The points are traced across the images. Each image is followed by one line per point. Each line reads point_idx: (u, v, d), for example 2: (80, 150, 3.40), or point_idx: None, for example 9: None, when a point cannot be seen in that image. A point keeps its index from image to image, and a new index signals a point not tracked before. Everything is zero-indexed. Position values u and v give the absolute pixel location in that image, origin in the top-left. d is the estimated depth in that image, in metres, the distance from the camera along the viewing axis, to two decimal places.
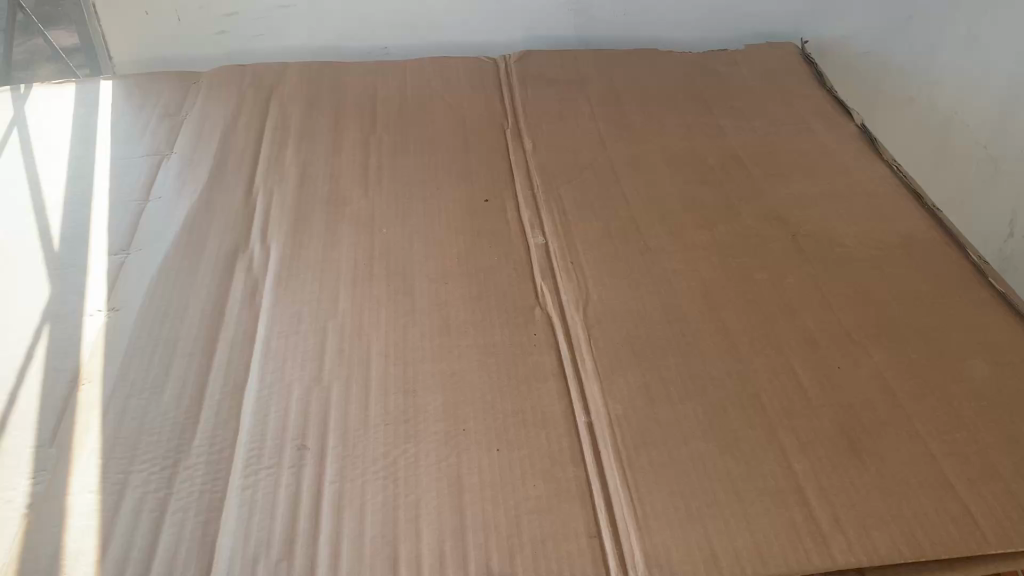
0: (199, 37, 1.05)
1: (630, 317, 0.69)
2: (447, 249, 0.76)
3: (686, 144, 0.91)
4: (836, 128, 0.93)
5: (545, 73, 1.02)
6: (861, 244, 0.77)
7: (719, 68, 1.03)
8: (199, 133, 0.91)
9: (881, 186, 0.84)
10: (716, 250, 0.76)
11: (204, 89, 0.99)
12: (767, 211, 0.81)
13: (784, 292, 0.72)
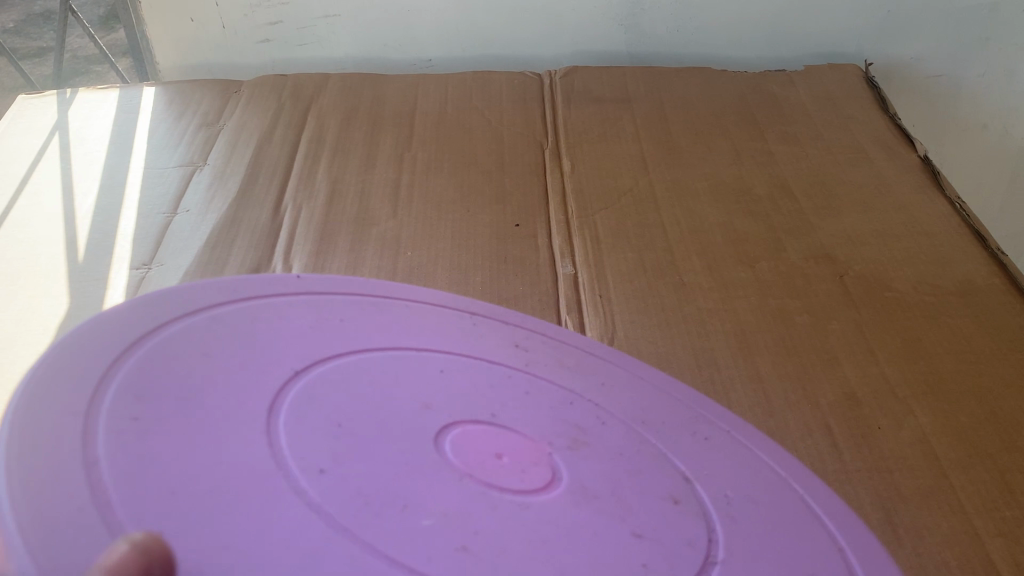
0: (243, 46, 1.05)
1: (657, 360, 0.65)
2: (471, 277, 0.74)
3: (733, 170, 0.86)
4: (896, 158, 0.87)
5: (591, 90, 0.98)
6: (913, 289, 0.71)
7: (774, 89, 0.98)
8: (233, 144, 0.90)
9: (941, 225, 0.78)
10: (756, 289, 0.72)
11: (244, 98, 0.98)
12: (814, 248, 0.76)
13: (826, 340, 0.67)
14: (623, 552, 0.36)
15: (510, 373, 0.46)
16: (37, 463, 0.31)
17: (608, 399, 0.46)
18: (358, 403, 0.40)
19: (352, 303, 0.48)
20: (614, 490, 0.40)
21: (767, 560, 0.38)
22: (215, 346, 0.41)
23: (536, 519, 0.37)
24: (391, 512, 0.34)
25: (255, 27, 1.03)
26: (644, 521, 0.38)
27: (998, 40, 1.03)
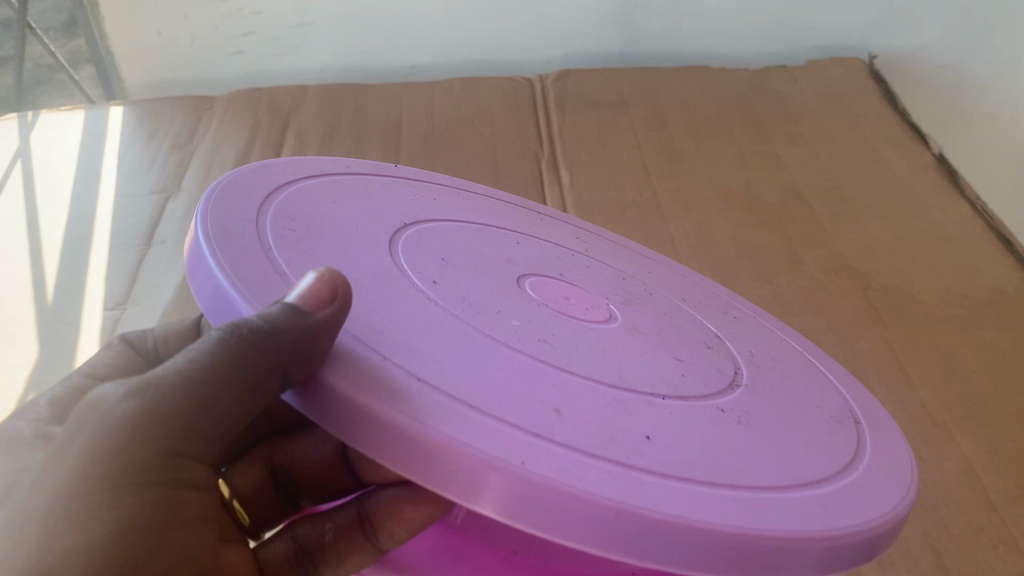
0: (214, 59, 0.99)
1: None
2: None
3: (741, 175, 0.82)
4: (909, 157, 0.84)
5: (585, 95, 0.93)
6: (942, 300, 0.67)
7: (777, 86, 0.95)
8: (209, 167, 0.85)
9: (965, 229, 0.74)
10: (777, 307, 0.67)
11: (218, 116, 0.93)
12: (834, 259, 0.71)
13: (856, 361, 0.62)
14: (690, 357, 0.39)
15: (584, 245, 0.50)
16: (232, 229, 0.32)
17: (668, 273, 0.51)
18: (468, 232, 0.43)
19: (451, 176, 0.51)
20: (677, 322, 0.43)
21: (806, 390, 0.41)
22: (333, 181, 0.41)
23: (617, 326, 0.39)
24: (500, 301, 0.36)
25: (227, 39, 0.97)
26: (702, 340, 0.42)
27: (1005, 27, 0.99)
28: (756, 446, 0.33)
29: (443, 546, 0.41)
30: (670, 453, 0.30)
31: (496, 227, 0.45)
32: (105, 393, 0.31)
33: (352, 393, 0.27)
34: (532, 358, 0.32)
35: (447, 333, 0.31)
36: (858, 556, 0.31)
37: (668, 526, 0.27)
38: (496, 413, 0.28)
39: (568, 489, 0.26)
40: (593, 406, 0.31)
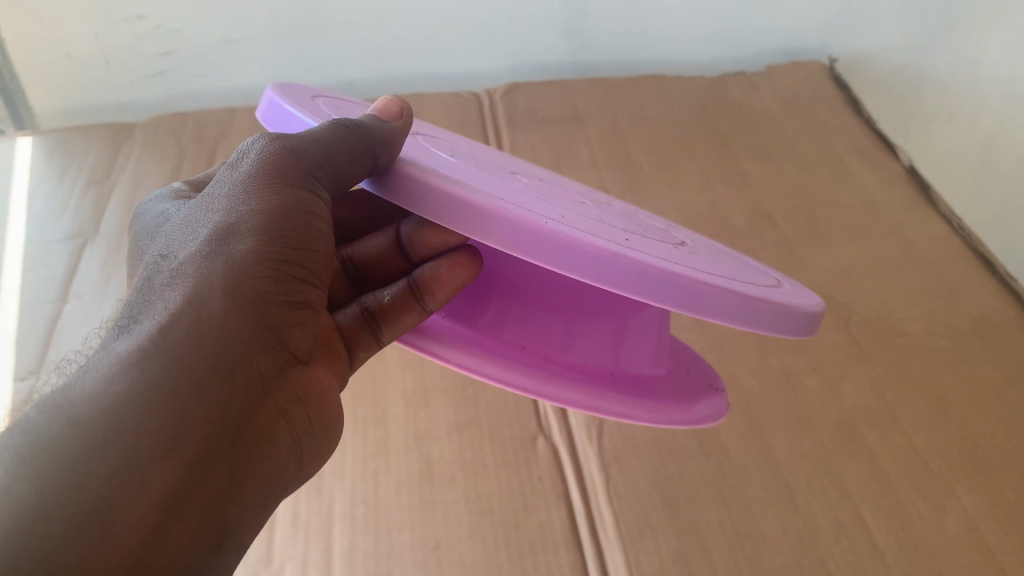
0: (131, 82, 0.91)
1: (657, 450, 0.56)
2: (426, 357, 0.63)
3: (706, 196, 0.78)
4: (878, 169, 0.80)
5: (535, 109, 0.88)
6: (926, 331, 0.63)
7: (736, 95, 0.91)
8: (130, 207, 0.78)
9: (942, 248, 0.71)
10: (755, 346, 0.63)
11: (138, 147, 0.85)
12: (810, 288, 0.67)
13: (842, 405, 0.58)
14: (655, 228, 0.46)
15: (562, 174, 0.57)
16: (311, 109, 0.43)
17: None
18: (468, 150, 0.50)
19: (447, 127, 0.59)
20: (639, 216, 0.51)
21: (744, 262, 0.48)
22: (364, 110, 0.52)
23: (595, 203, 0.47)
24: (505, 176, 0.44)
25: (145, 59, 0.89)
26: (662, 226, 0.50)
27: (964, 26, 0.96)
28: (706, 262, 0.40)
29: (476, 342, 0.45)
30: (651, 251, 0.37)
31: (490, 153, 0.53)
32: (252, 143, 0.38)
33: (410, 172, 0.34)
34: (536, 197, 0.39)
35: (468, 173, 0.38)
36: (799, 329, 0.37)
37: (657, 270, 0.33)
38: (518, 205, 0.34)
39: (578, 239, 0.32)
40: (588, 223, 0.38)
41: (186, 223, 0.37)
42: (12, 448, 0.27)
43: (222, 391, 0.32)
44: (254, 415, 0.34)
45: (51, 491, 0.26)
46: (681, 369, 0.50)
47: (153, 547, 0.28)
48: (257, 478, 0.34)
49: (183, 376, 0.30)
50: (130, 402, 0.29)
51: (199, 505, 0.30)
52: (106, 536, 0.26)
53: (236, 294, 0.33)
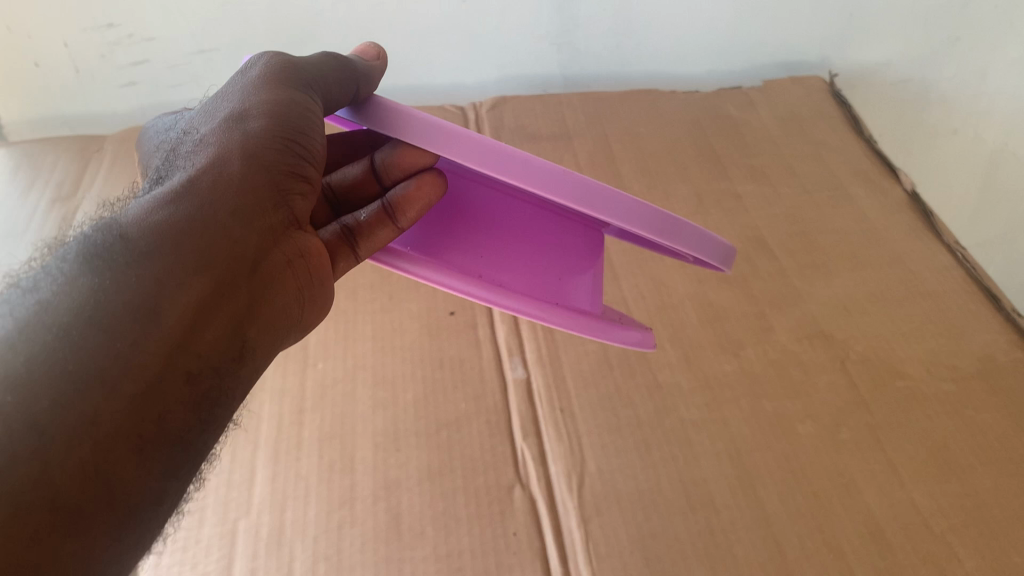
0: (103, 92, 0.88)
1: (640, 503, 0.52)
2: (398, 396, 0.59)
3: (698, 220, 0.74)
4: (879, 193, 0.77)
5: (522, 124, 0.84)
6: (927, 373, 0.60)
7: (732, 112, 0.87)
8: None
9: (944, 281, 0.67)
10: (746, 387, 0.59)
11: (108, 161, 0.82)
12: (805, 325, 0.64)
13: (838, 455, 0.55)
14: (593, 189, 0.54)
15: None
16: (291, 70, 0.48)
17: None
18: None
19: None
20: None
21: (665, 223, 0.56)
22: None
23: None
24: None
25: (117, 68, 0.86)
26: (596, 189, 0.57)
27: (970, 41, 0.92)
28: None
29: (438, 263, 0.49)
30: None
31: None
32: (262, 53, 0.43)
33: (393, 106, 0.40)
34: None
35: None
36: (722, 259, 0.45)
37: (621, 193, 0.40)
38: None
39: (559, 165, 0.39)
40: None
41: (214, 105, 0.42)
42: (66, 260, 0.33)
43: (237, 237, 0.37)
44: (263, 264, 0.39)
45: (98, 292, 0.32)
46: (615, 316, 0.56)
47: (187, 344, 0.34)
48: (264, 320, 0.40)
49: (209, 219, 0.36)
50: (168, 232, 0.35)
51: (218, 328, 0.36)
52: (146, 330, 0.32)
53: (250, 166, 0.39)
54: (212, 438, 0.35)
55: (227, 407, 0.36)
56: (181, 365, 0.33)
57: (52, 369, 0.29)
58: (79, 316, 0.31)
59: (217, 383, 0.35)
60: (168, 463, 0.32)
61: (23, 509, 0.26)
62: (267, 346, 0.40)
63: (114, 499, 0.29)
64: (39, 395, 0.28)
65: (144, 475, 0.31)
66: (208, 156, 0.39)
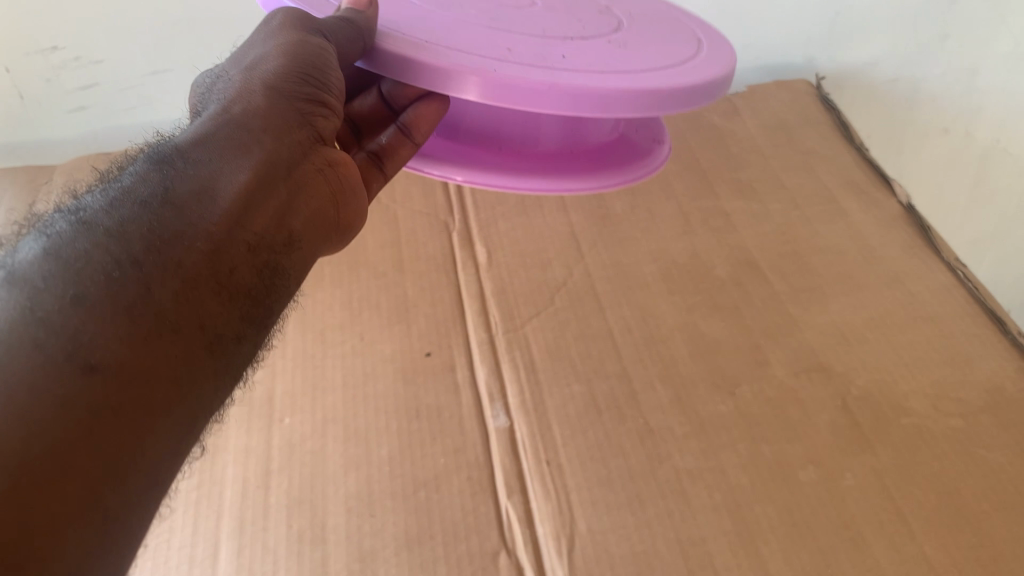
0: (50, 119, 0.82)
1: (635, 568, 0.48)
2: (372, 452, 0.56)
3: (685, 241, 0.71)
4: (873, 206, 0.73)
5: None
6: (935, 408, 0.56)
7: (716, 122, 0.84)
8: None
9: (946, 303, 0.64)
10: (744, 430, 0.56)
11: (58, 193, 0.77)
12: (802, 356, 0.60)
13: (844, 505, 0.51)
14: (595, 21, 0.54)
15: None
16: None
17: None
18: None
19: None
20: None
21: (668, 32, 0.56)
22: None
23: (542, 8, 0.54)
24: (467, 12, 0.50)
25: (65, 93, 0.80)
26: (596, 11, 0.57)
27: (960, 38, 0.88)
28: (632, 57, 0.49)
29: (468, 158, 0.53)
30: (586, 61, 0.46)
31: None
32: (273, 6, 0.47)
33: (387, 46, 0.43)
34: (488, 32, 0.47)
35: (436, 28, 0.46)
36: (708, 98, 0.47)
37: (602, 90, 0.42)
38: (490, 61, 0.43)
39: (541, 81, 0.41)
40: (529, 47, 0.47)
41: (244, 47, 0.46)
42: (136, 166, 0.39)
43: (275, 142, 0.42)
44: (302, 172, 0.44)
45: (164, 177, 0.37)
46: (632, 138, 0.58)
47: (244, 222, 0.38)
48: (308, 220, 0.44)
49: (251, 125, 0.41)
50: (218, 137, 0.40)
51: (268, 211, 0.40)
52: (207, 203, 0.37)
53: (273, 96, 0.43)
54: (277, 303, 0.41)
55: (284, 283, 0.41)
56: (243, 237, 0.38)
57: (145, 225, 0.35)
58: (158, 191, 0.36)
59: (275, 257, 0.41)
60: (245, 312, 0.37)
61: (123, 328, 0.31)
62: (308, 243, 0.44)
63: (206, 325, 0.34)
64: (123, 248, 0.33)
65: (228, 312, 0.36)
66: (237, 90, 0.43)
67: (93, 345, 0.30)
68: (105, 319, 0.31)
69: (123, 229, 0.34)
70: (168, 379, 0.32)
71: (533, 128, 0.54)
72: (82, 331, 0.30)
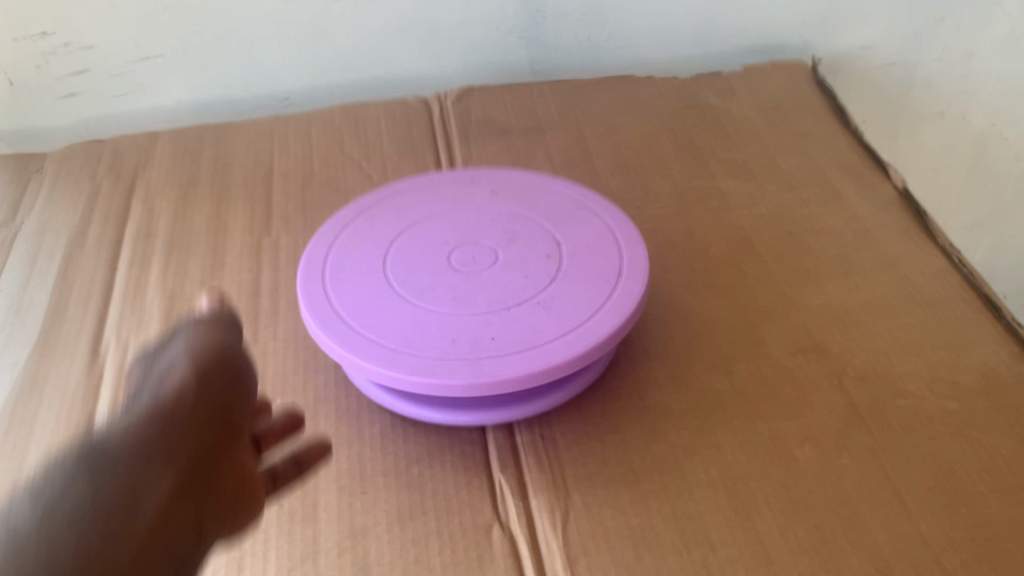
0: (40, 106, 0.81)
1: (629, 539, 0.48)
2: (365, 432, 0.55)
3: (681, 220, 0.70)
4: (869, 188, 0.73)
5: (494, 122, 0.81)
6: (931, 390, 0.56)
7: (711, 103, 0.83)
8: (35, 256, 0.69)
9: (941, 288, 0.63)
10: (739, 409, 0.55)
11: (49, 181, 0.77)
12: (798, 336, 0.60)
13: (839, 484, 0.51)
14: (547, 321, 0.54)
15: (488, 216, 0.64)
16: None
17: (552, 214, 0.63)
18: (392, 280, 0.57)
19: (388, 211, 0.65)
20: (542, 273, 0.57)
21: (616, 298, 0.55)
22: None
23: (499, 316, 0.54)
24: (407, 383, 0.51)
25: (56, 80, 0.80)
26: (559, 289, 0.56)
27: (957, 19, 0.89)
28: None
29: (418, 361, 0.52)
30: None
31: (418, 253, 0.60)
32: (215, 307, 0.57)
33: None
34: None
35: None
36: None
37: None
38: None
39: None
40: None
41: (180, 336, 0.54)
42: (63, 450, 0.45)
43: (203, 382, 0.49)
44: (224, 393, 0.50)
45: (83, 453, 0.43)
46: (594, 278, 0.56)
47: (163, 470, 0.45)
48: (231, 392, 0.50)
49: (186, 389, 0.49)
50: (149, 417, 0.47)
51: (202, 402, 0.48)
52: (125, 465, 0.43)
53: (202, 362, 0.50)
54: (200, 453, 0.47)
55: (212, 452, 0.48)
56: (165, 477, 0.45)
57: (72, 489, 0.41)
58: (84, 453, 0.43)
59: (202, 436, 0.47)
60: (169, 477, 0.45)
61: (51, 540, 0.39)
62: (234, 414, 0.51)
63: (131, 502, 0.42)
64: (57, 498, 0.41)
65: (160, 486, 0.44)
66: (179, 355, 0.51)
67: (39, 554, 0.38)
68: (55, 530, 0.39)
69: (52, 486, 0.41)
70: (92, 543, 0.40)
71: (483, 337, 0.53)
72: (27, 538, 0.39)
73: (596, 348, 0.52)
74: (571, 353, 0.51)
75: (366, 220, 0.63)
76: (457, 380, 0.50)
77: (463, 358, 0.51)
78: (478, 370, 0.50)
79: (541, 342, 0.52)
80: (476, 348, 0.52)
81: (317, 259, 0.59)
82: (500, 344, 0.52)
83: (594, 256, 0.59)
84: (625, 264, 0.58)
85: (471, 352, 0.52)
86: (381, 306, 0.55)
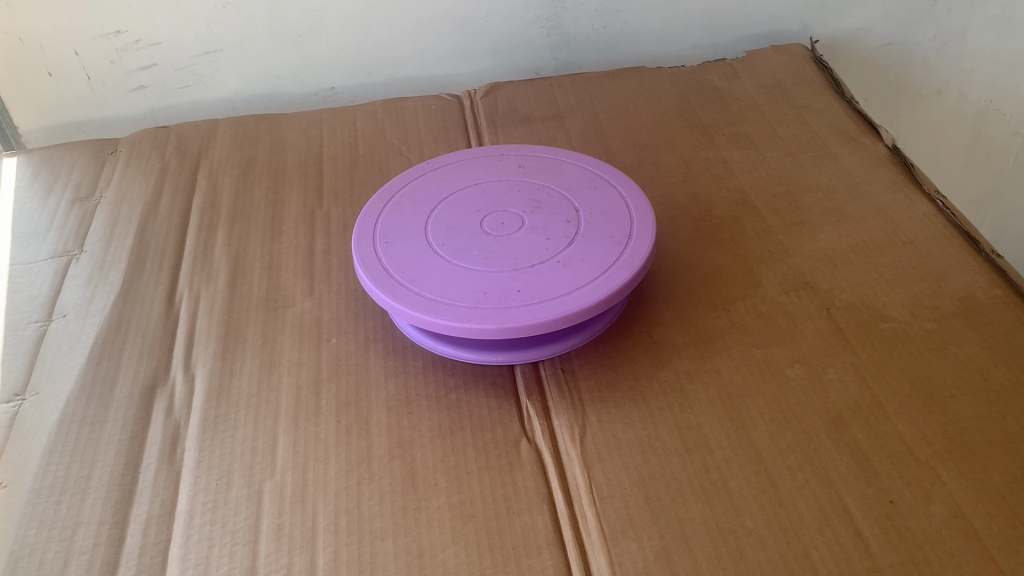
0: (113, 96, 0.91)
1: (640, 448, 0.55)
2: (409, 365, 0.63)
3: (688, 185, 0.78)
4: (862, 149, 0.80)
5: (517, 109, 0.89)
6: (911, 314, 0.63)
7: (717, 83, 0.91)
8: (114, 223, 0.78)
9: (926, 229, 0.70)
10: (738, 338, 0.63)
11: (122, 162, 0.86)
12: (792, 278, 0.67)
13: (825, 395, 0.58)
14: (568, 276, 0.61)
15: (514, 187, 0.72)
16: None
17: (571, 186, 0.71)
18: (430, 246, 0.65)
19: (427, 183, 0.73)
20: (560, 237, 0.65)
21: (626, 255, 0.62)
22: None
23: (525, 274, 0.62)
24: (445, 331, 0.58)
25: (127, 73, 0.90)
26: (576, 249, 0.64)
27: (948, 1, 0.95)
28: None
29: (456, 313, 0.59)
30: None
31: (453, 220, 0.68)
32: None
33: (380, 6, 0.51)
34: None
35: None
36: None
37: None
38: None
39: None
40: None
41: None
42: None
43: None
44: None
45: None
46: (606, 241, 0.64)
47: None
48: None
49: None
50: None
51: None
52: None
53: None
54: None
55: None
56: None
57: None
58: None
59: None
60: None
61: None
62: None
63: None
64: None
65: None
66: None
67: None
68: None
69: None
70: None
71: (510, 291, 0.60)
72: None
73: (608, 298, 0.59)
74: (585, 302, 0.59)
75: (409, 192, 0.72)
76: (489, 324, 0.57)
77: (493, 307, 0.59)
78: (506, 317, 0.58)
79: (560, 294, 0.59)
80: (504, 299, 0.60)
81: (367, 227, 0.68)
82: (525, 296, 0.60)
83: (608, 222, 0.66)
84: (634, 228, 0.65)
85: (500, 303, 0.59)
86: (422, 266, 0.63)
